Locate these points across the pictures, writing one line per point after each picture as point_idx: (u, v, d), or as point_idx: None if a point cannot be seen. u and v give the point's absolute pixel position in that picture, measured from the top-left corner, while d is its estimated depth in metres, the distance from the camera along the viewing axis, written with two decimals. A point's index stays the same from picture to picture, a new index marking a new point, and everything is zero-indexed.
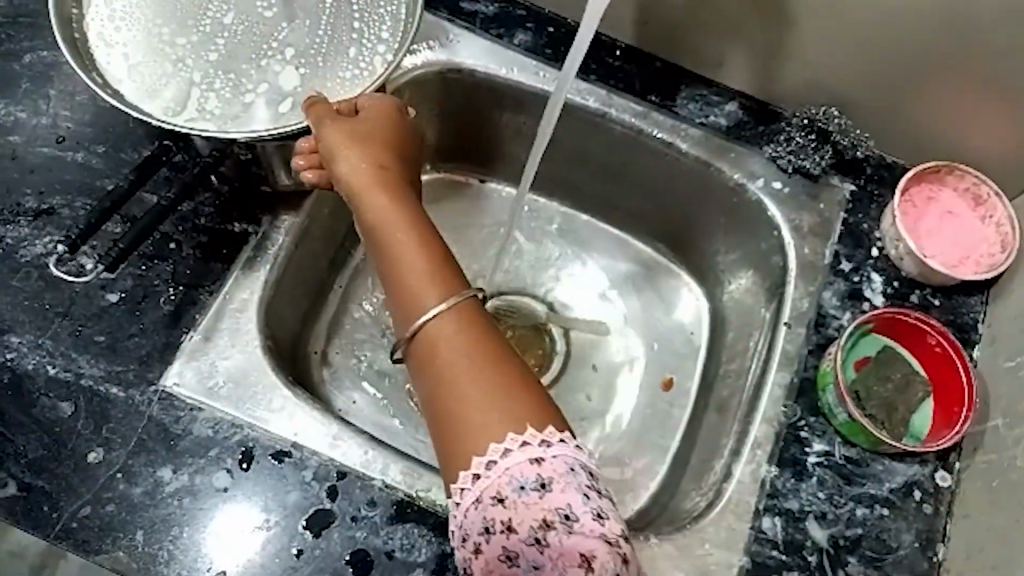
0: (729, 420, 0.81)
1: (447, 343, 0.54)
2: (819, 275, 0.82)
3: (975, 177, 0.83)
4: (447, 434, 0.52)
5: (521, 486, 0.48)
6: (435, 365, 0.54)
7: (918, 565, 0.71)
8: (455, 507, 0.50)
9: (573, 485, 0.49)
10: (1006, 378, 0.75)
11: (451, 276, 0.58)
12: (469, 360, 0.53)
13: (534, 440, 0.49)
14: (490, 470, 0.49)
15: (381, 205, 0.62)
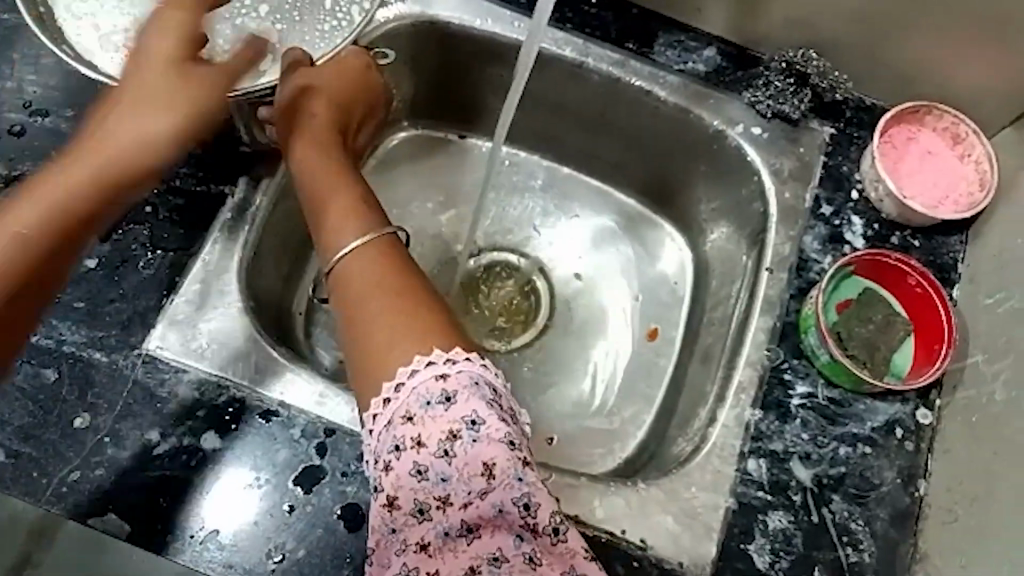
0: (713, 366, 0.82)
1: (359, 273, 0.57)
2: (799, 219, 0.83)
3: (954, 117, 0.83)
4: (359, 358, 0.54)
5: (427, 402, 0.50)
6: (348, 295, 0.56)
7: (901, 501, 0.72)
8: (370, 434, 0.52)
9: (477, 396, 0.50)
10: (985, 314, 0.76)
11: (371, 218, 0.61)
12: (380, 288, 0.55)
13: (439, 359, 0.51)
14: (398, 392, 0.51)
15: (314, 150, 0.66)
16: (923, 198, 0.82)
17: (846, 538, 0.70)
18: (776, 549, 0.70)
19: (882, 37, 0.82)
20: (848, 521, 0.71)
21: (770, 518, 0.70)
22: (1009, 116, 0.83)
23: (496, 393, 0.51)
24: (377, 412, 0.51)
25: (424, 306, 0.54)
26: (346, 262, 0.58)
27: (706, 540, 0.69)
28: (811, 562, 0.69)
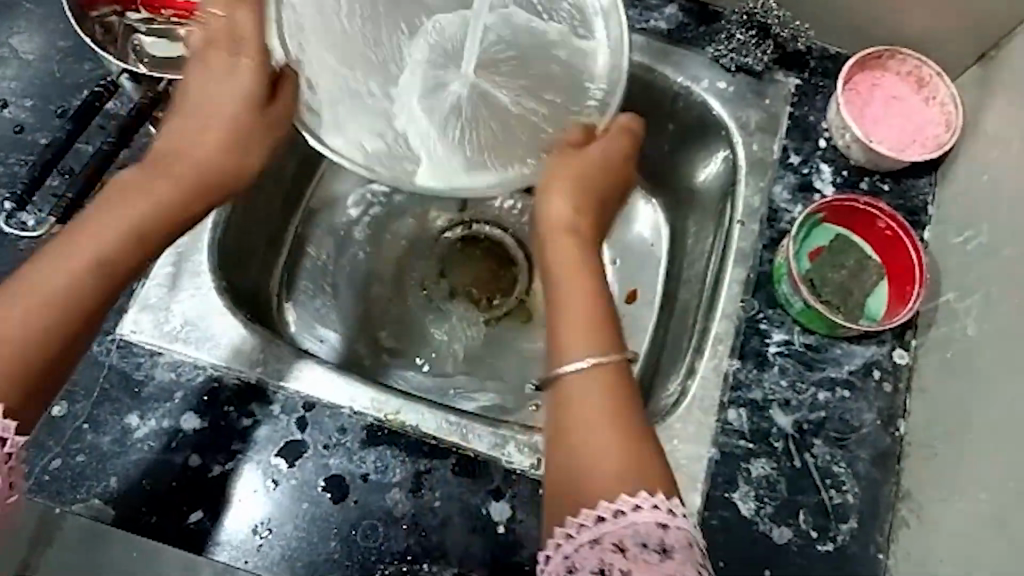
0: (690, 321, 0.82)
1: (582, 402, 0.52)
2: (768, 170, 0.83)
3: (916, 60, 0.83)
4: (567, 496, 0.49)
5: (643, 543, 0.46)
6: (569, 434, 0.51)
7: (881, 441, 0.73)
8: (558, 543, 0.47)
9: (690, 561, 0.46)
10: (955, 253, 0.76)
11: (609, 330, 0.55)
12: (609, 418, 0.51)
13: (646, 503, 0.47)
14: (613, 520, 0.47)
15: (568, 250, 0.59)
16: (890, 142, 0.83)
17: (829, 481, 0.71)
18: (761, 496, 0.70)
19: None
20: (830, 465, 0.72)
21: (753, 466, 0.71)
22: (972, 56, 0.83)
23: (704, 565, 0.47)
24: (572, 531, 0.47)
25: (642, 438, 0.51)
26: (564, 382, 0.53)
27: (691, 491, 0.70)
28: (796, 506, 0.70)
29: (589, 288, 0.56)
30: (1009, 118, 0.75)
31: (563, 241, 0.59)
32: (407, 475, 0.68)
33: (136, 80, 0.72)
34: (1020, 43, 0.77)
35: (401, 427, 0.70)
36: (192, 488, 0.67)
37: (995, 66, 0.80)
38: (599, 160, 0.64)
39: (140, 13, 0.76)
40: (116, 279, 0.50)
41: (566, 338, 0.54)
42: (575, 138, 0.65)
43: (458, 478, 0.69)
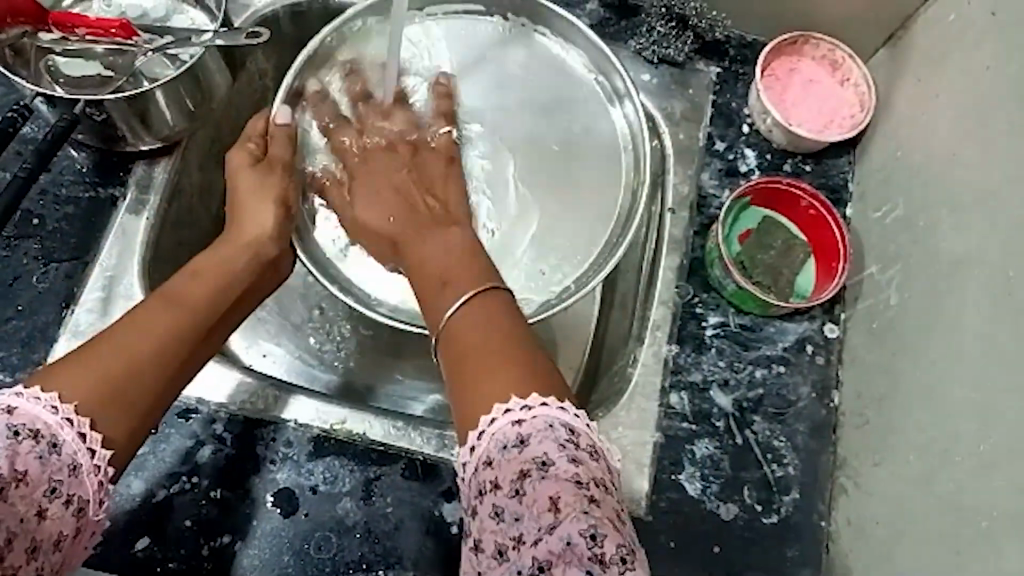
0: (629, 309, 0.84)
1: (473, 325, 0.53)
2: (695, 157, 0.85)
3: (830, 43, 0.86)
4: (461, 389, 0.50)
5: (503, 446, 0.46)
6: (458, 342, 0.52)
7: (818, 413, 0.75)
8: (463, 470, 0.48)
9: (550, 438, 0.46)
10: (875, 227, 0.79)
11: (482, 276, 0.57)
12: (498, 334, 0.52)
13: (516, 405, 0.47)
14: (480, 438, 0.47)
15: (422, 247, 0.62)
16: (810, 125, 0.85)
17: (771, 455, 0.73)
18: (706, 475, 0.72)
19: None
20: (770, 439, 0.74)
21: (697, 446, 0.73)
22: (881, 37, 0.86)
23: (573, 434, 0.47)
24: (472, 446, 0.47)
25: (529, 343, 0.52)
26: (452, 323, 0.54)
27: (638, 475, 0.71)
28: (739, 483, 0.72)
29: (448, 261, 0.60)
30: (918, 95, 0.78)
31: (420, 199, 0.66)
32: (357, 483, 0.68)
33: (52, 102, 0.69)
34: (924, 22, 0.80)
35: (348, 436, 0.70)
36: (138, 514, 0.66)
37: (903, 47, 0.83)
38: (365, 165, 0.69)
39: (52, 33, 0.73)
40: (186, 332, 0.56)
41: (443, 284, 0.57)
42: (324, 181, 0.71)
43: (409, 482, 0.69)
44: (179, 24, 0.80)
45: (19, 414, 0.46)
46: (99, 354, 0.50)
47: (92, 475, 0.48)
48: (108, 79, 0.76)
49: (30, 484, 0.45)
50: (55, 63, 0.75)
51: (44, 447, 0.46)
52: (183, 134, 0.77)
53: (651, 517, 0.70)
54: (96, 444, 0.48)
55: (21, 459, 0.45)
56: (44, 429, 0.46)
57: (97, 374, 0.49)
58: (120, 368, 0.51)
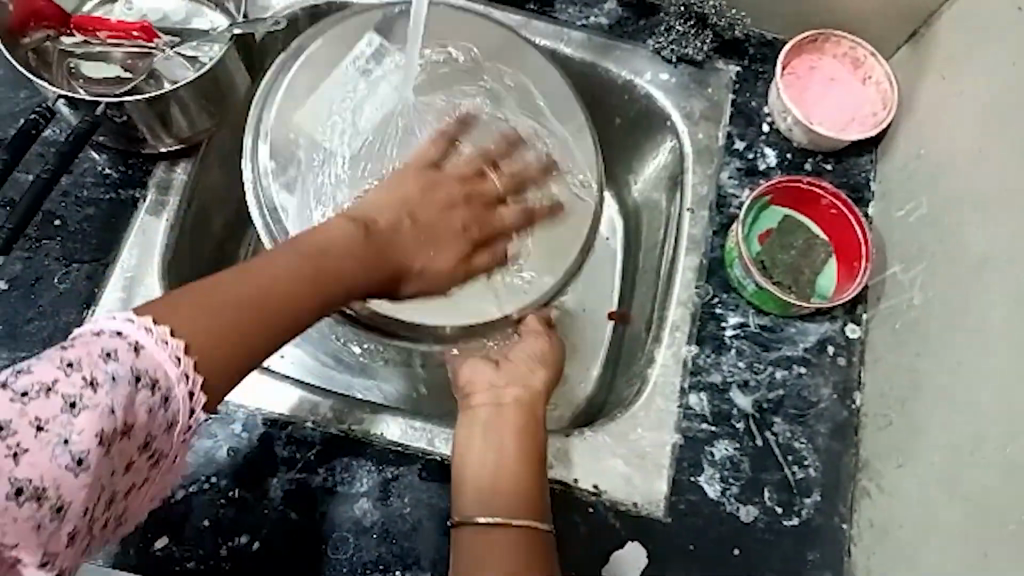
0: (648, 310, 0.83)
1: (495, 547, 0.60)
2: (714, 157, 0.84)
3: (851, 41, 0.85)
4: None
5: None
6: (481, 558, 0.60)
7: (839, 415, 0.75)
8: None
9: None
10: (898, 226, 0.78)
11: (534, 492, 0.64)
12: (518, 566, 0.59)
13: None
14: None
15: (511, 415, 0.68)
16: (830, 123, 0.84)
17: (792, 457, 0.72)
18: (725, 477, 0.71)
19: None
20: (791, 441, 0.73)
21: (717, 448, 0.72)
22: (903, 34, 0.85)
23: None
24: None
25: None
26: (473, 531, 0.61)
27: (656, 476, 0.71)
28: (759, 485, 0.71)
29: (521, 470, 0.64)
30: (941, 93, 0.77)
31: (517, 406, 0.68)
32: (374, 483, 0.68)
33: (73, 105, 0.69)
34: (949, 18, 0.79)
35: (366, 436, 0.70)
36: (158, 514, 0.66)
37: (925, 45, 0.82)
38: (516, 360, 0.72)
39: (75, 36, 0.75)
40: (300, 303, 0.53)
41: (492, 485, 0.64)
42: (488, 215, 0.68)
43: (426, 483, 0.69)
44: (198, 26, 0.80)
45: (137, 360, 0.44)
46: (212, 308, 0.49)
47: (178, 434, 0.47)
48: (126, 80, 0.76)
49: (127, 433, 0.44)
50: (76, 65, 0.75)
51: (157, 398, 0.45)
52: (203, 135, 0.78)
53: (670, 519, 0.70)
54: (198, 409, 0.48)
55: (134, 411, 0.43)
56: (162, 378, 0.46)
57: (207, 333, 0.48)
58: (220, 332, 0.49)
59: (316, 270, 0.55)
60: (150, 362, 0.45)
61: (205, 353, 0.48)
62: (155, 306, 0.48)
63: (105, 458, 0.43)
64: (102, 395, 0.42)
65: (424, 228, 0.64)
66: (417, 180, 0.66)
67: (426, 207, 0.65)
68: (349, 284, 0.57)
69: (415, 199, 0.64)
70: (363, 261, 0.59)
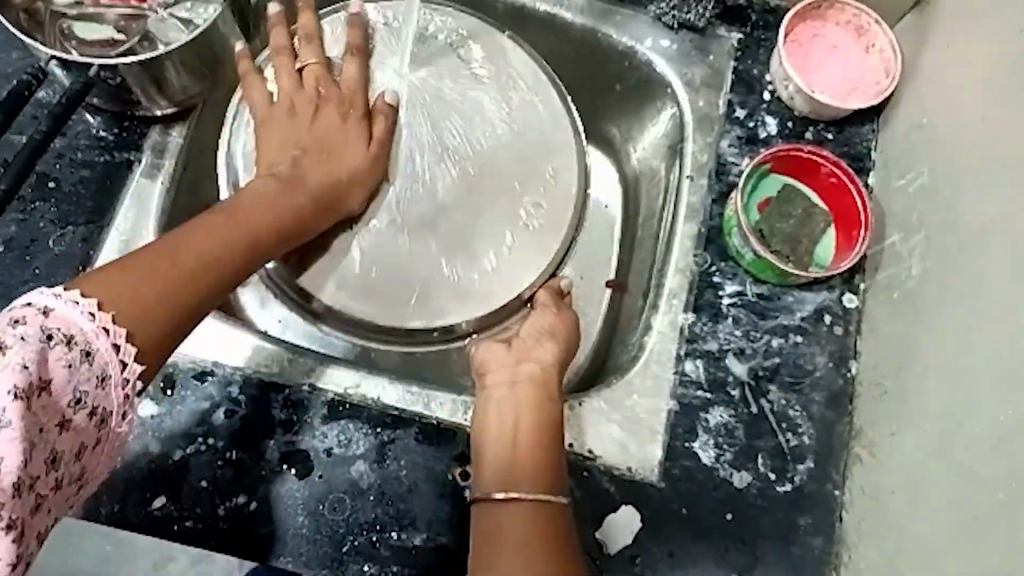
0: (645, 278, 0.83)
1: (514, 526, 0.60)
2: (714, 125, 0.84)
3: (855, 8, 0.84)
4: None
5: None
6: (501, 537, 0.60)
7: (835, 383, 0.75)
8: None
9: None
10: (898, 195, 0.78)
11: (550, 467, 0.64)
12: (539, 545, 0.59)
13: None
14: None
15: (525, 391, 0.68)
16: (831, 92, 0.84)
17: (786, 425, 0.73)
18: (719, 443, 0.72)
19: None
20: (786, 409, 0.73)
21: (711, 414, 0.72)
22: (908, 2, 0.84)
23: None
24: None
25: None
26: (493, 517, 0.62)
27: (651, 441, 0.71)
28: (753, 451, 0.72)
29: (536, 445, 0.65)
30: (944, 61, 0.77)
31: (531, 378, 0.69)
32: (370, 446, 0.69)
33: (67, 66, 0.69)
34: None
35: (363, 400, 0.70)
36: (156, 473, 0.67)
37: (930, 12, 0.81)
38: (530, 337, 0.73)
39: None
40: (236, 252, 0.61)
41: (509, 462, 0.64)
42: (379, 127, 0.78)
43: (422, 446, 0.69)
44: None
45: (57, 319, 0.49)
46: (145, 266, 0.54)
47: (118, 388, 0.51)
48: (119, 41, 0.75)
49: (54, 392, 0.48)
50: (69, 26, 0.75)
51: (76, 354, 0.49)
52: (199, 97, 0.77)
53: (663, 484, 0.70)
54: (129, 359, 0.51)
55: (48, 365, 0.47)
56: (79, 335, 0.49)
57: (136, 286, 0.53)
58: (140, 298, 0.52)
59: (230, 225, 0.62)
60: (72, 323, 0.49)
61: (141, 317, 0.52)
62: (90, 280, 0.51)
63: (29, 413, 0.47)
64: (12, 354, 0.46)
65: (313, 173, 0.72)
66: (285, 105, 0.75)
67: (308, 134, 0.74)
68: (244, 234, 0.63)
69: (293, 131, 0.74)
70: (266, 206, 0.66)
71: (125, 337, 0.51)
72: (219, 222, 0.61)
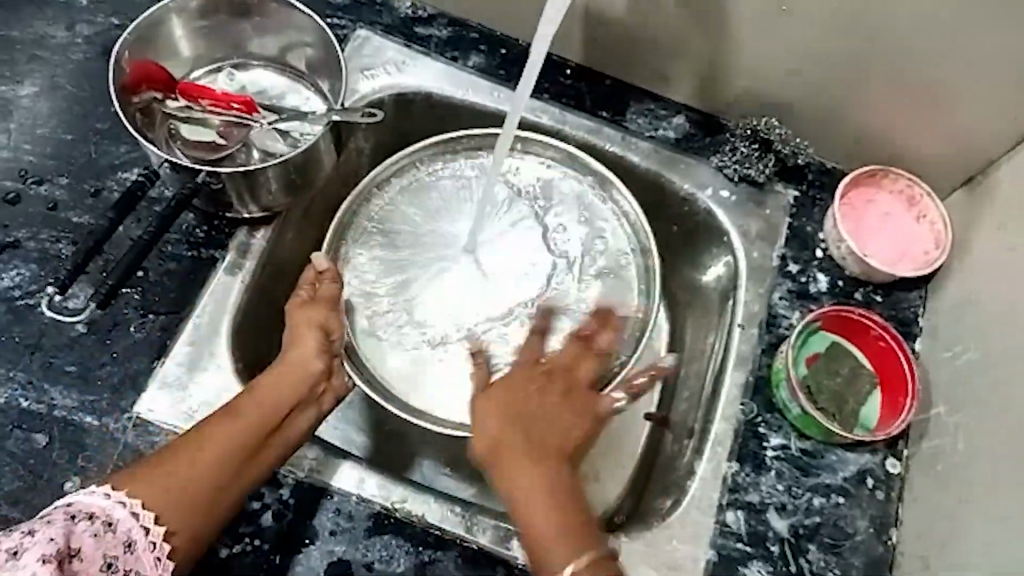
0: (689, 417, 0.85)
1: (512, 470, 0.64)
2: (768, 277, 0.86)
3: (909, 179, 0.88)
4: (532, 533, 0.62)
5: None
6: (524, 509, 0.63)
7: (873, 549, 0.75)
8: None
9: None
10: (945, 366, 0.80)
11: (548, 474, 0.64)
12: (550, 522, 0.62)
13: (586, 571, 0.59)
14: None
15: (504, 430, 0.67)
16: (883, 258, 0.87)
17: None
18: None
19: (838, 106, 0.86)
20: (824, 570, 0.74)
21: (749, 568, 0.73)
22: (960, 178, 0.87)
23: None
24: None
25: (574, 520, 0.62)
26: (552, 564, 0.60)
27: None
28: None
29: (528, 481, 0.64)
30: (996, 242, 0.80)
31: (518, 466, 0.64)
32: (411, 564, 0.70)
33: (176, 169, 0.75)
34: (1009, 169, 0.81)
35: (407, 516, 0.71)
36: (200, 572, 0.68)
37: (984, 191, 0.85)
38: (543, 412, 0.68)
39: (179, 100, 0.81)
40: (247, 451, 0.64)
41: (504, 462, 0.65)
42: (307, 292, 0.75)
43: (462, 570, 0.70)
44: (292, 101, 0.86)
45: (78, 504, 0.55)
46: (158, 477, 0.59)
47: (147, 550, 0.57)
48: (219, 146, 0.81)
49: (86, 557, 0.53)
50: (176, 126, 0.81)
51: (99, 525, 0.55)
52: (285, 206, 0.82)
53: None
54: (149, 524, 0.57)
55: (74, 537, 0.53)
56: (98, 510, 0.56)
57: (163, 497, 0.59)
58: (188, 482, 0.60)
59: (242, 423, 0.65)
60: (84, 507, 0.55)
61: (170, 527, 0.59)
62: (125, 477, 0.59)
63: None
64: (48, 531, 0.52)
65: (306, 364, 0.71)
66: (307, 306, 0.74)
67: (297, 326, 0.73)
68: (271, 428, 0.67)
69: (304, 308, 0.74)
70: (269, 398, 0.68)
71: (153, 520, 0.57)
72: (241, 422, 0.65)
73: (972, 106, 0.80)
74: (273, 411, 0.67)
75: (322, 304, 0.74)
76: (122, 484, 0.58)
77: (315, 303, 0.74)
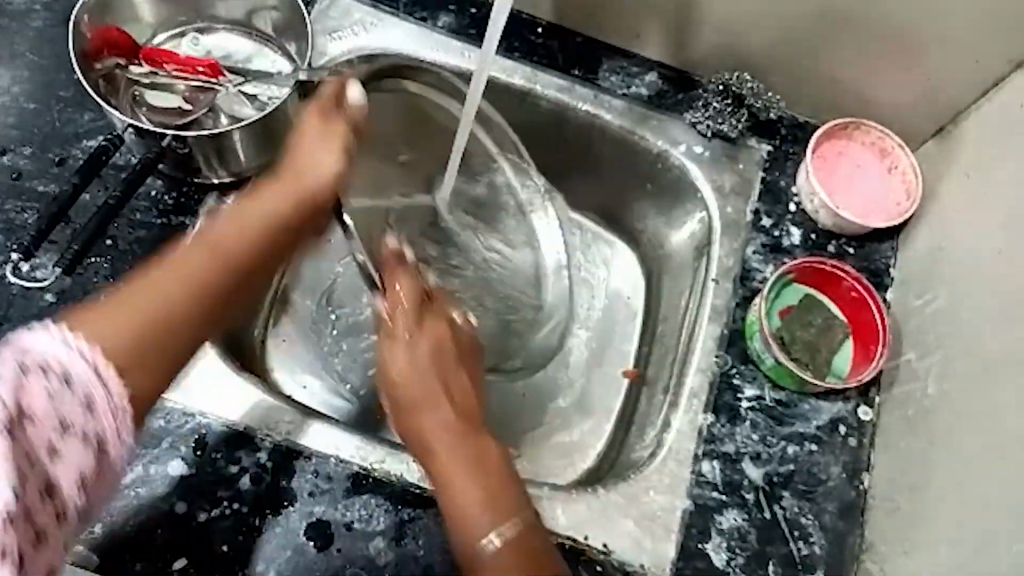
0: (665, 372, 0.85)
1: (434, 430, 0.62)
2: (741, 231, 0.87)
3: (880, 131, 0.88)
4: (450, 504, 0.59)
5: None
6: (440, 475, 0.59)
7: (847, 494, 0.76)
8: None
9: None
10: (916, 314, 0.81)
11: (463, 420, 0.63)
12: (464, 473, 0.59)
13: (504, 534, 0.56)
14: None
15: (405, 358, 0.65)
16: (855, 209, 0.87)
17: (798, 533, 0.74)
18: (732, 547, 0.73)
19: (808, 58, 0.86)
20: (799, 516, 0.75)
21: (726, 517, 0.74)
22: (930, 129, 0.88)
23: None
24: None
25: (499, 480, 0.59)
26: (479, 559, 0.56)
27: (665, 540, 0.73)
28: (765, 557, 0.73)
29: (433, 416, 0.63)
30: (965, 190, 0.80)
31: (405, 366, 0.64)
32: (390, 522, 0.70)
33: (141, 135, 0.74)
34: (977, 118, 0.82)
35: (386, 476, 0.71)
36: (180, 536, 0.68)
37: (954, 141, 0.85)
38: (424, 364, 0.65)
39: (143, 66, 0.80)
40: (226, 286, 0.58)
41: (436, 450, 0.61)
42: (331, 96, 0.72)
43: (442, 527, 0.70)
44: (260, 65, 0.85)
45: (27, 352, 0.47)
46: (124, 310, 0.52)
47: (107, 413, 0.49)
48: (187, 111, 0.80)
49: (36, 420, 0.46)
50: (141, 92, 0.80)
51: (55, 382, 0.47)
52: (254, 170, 0.81)
53: None
54: (113, 385, 0.49)
55: (27, 396, 0.46)
56: (56, 362, 0.48)
57: (127, 332, 0.51)
58: (152, 316, 0.53)
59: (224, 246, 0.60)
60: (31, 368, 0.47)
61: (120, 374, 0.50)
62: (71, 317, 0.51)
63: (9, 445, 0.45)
64: None
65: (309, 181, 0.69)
66: (320, 119, 0.71)
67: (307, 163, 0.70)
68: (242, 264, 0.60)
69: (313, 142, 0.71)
70: (241, 237, 0.62)
71: (114, 377, 0.49)
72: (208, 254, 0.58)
73: (941, 55, 0.80)
74: (247, 244, 0.61)
75: (336, 132, 0.71)
76: (71, 323, 0.50)
77: (335, 117, 0.71)
